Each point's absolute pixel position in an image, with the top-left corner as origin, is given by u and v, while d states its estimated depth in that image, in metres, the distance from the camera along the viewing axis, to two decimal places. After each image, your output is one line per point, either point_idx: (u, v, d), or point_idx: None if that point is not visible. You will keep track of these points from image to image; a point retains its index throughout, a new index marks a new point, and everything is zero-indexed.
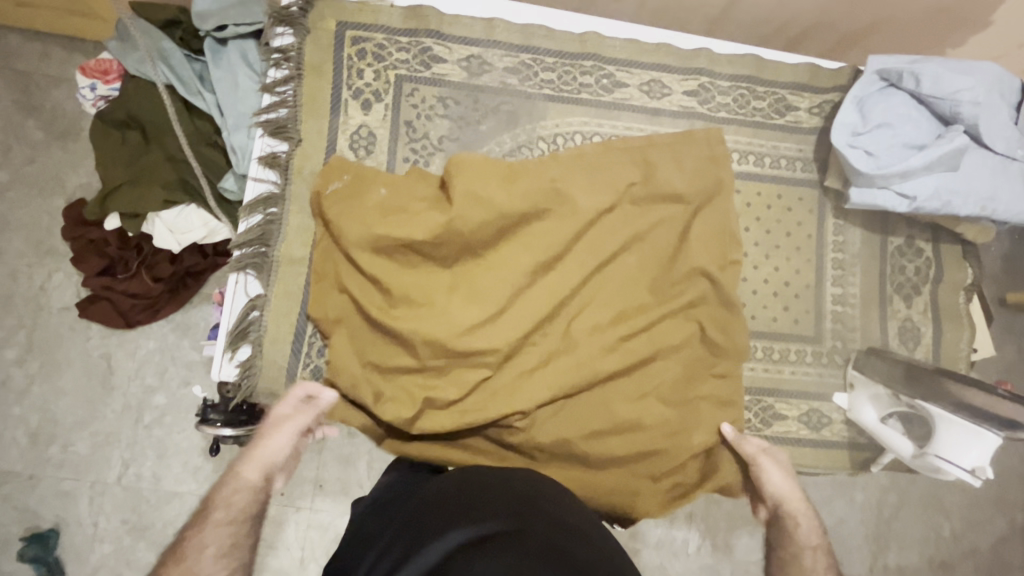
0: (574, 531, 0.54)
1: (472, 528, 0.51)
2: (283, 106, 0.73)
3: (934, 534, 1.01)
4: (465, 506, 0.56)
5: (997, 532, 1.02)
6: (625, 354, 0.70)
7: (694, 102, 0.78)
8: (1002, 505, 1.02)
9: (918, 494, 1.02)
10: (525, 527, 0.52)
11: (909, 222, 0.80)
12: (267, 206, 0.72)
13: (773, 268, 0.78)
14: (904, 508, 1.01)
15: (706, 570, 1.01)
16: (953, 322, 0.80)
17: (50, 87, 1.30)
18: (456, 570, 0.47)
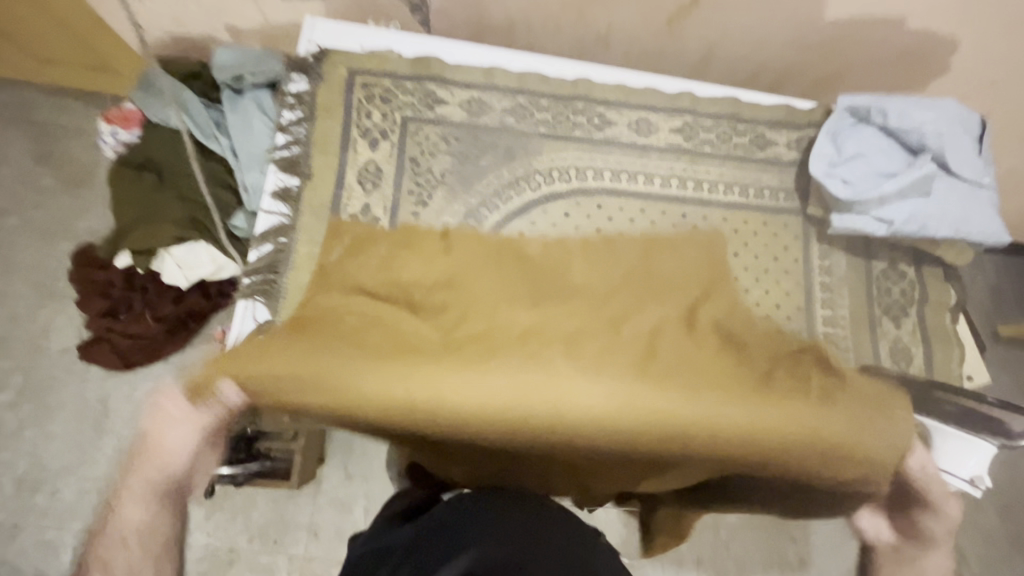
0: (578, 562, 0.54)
1: (473, 557, 0.52)
2: (295, 145, 0.79)
3: None
4: (465, 537, 0.56)
5: None
6: (632, 382, 0.70)
7: (680, 138, 0.84)
8: None
9: None
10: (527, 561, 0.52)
11: (891, 246, 0.83)
12: (276, 236, 0.76)
13: (764, 292, 0.81)
14: None
15: None
16: (943, 343, 0.82)
17: (68, 138, 1.37)
18: None
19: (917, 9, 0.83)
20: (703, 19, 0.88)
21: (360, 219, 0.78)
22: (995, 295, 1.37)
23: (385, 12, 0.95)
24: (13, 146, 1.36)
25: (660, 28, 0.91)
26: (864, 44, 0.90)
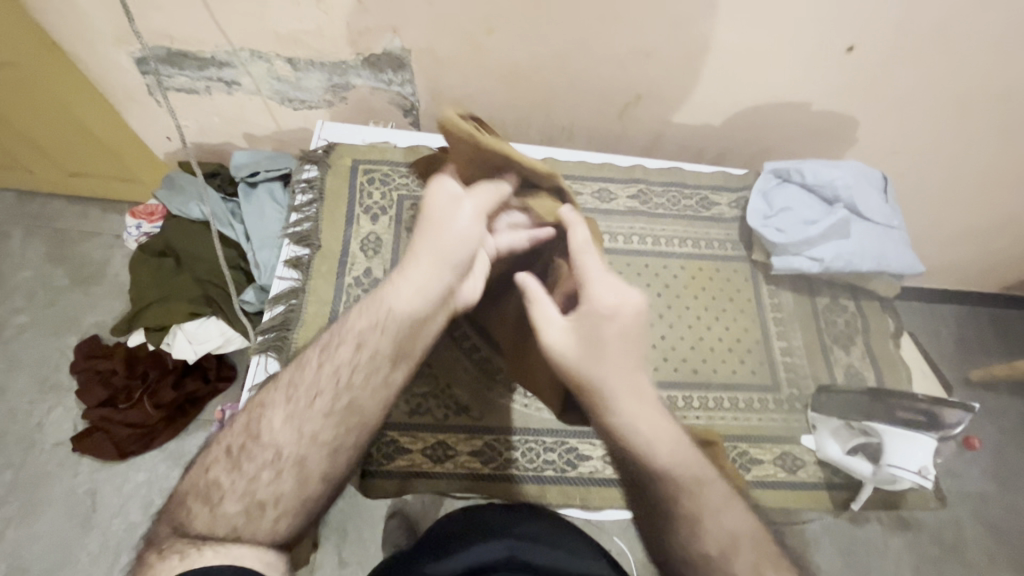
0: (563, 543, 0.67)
1: (481, 556, 0.63)
2: (307, 222, 0.92)
3: None
4: (483, 528, 0.69)
5: None
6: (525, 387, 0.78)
7: (637, 204, 0.96)
8: None
9: None
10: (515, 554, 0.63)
11: (830, 284, 0.95)
12: (287, 298, 0.86)
13: (725, 327, 0.90)
14: None
15: None
16: (888, 366, 0.91)
17: (84, 241, 1.53)
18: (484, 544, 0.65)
19: (819, 95, 1.02)
20: (646, 110, 1.07)
21: (363, 280, 0.88)
22: (937, 338, 1.53)
23: (383, 116, 1.12)
24: (33, 250, 1.52)
25: (612, 120, 1.09)
26: (782, 125, 1.09)
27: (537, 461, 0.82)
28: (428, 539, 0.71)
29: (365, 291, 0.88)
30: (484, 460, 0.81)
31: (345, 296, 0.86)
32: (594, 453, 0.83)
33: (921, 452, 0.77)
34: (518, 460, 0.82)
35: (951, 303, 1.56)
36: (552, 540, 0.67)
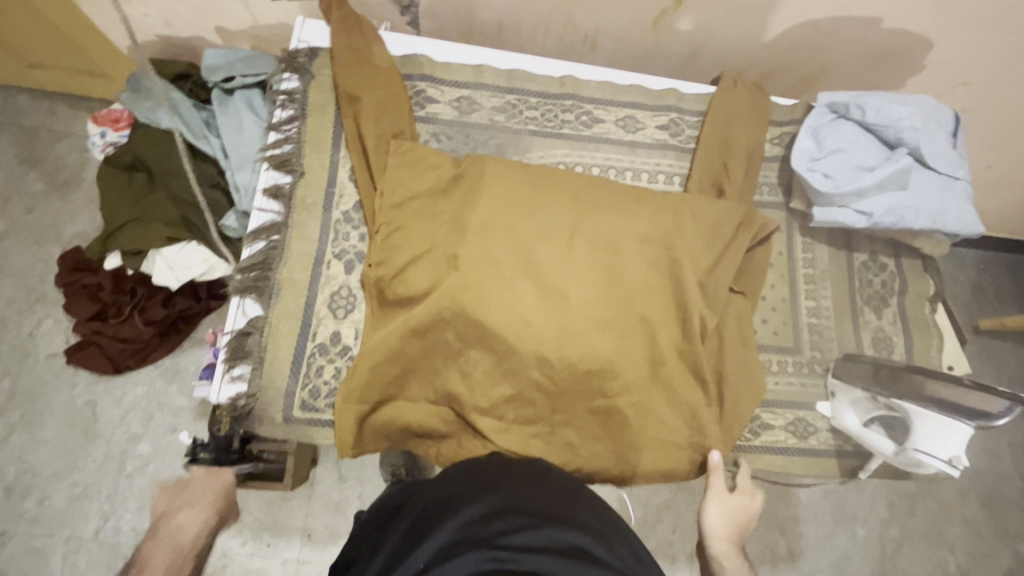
0: (567, 519, 0.59)
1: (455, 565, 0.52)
2: (287, 142, 0.80)
3: (877, 533, 1.16)
4: (472, 489, 0.63)
5: (932, 524, 1.18)
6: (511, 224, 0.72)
7: (666, 135, 0.87)
8: (945, 508, 1.19)
9: (871, 488, 1.18)
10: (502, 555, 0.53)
11: (871, 239, 0.87)
12: (269, 233, 0.77)
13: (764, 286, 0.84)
14: (851, 497, 1.17)
15: None
16: (922, 330, 0.84)
17: (54, 141, 1.39)
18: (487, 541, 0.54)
19: (895, 10, 0.85)
20: (686, 19, 0.90)
21: (329, 348, 0.75)
22: (979, 291, 1.36)
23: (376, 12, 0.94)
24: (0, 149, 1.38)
25: (645, 29, 0.92)
26: (842, 43, 0.92)
27: None
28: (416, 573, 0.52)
29: (355, 228, 0.78)
30: None
31: (332, 234, 0.77)
32: None
33: (949, 438, 0.69)
34: None
35: (998, 252, 1.39)
36: (553, 510, 0.60)
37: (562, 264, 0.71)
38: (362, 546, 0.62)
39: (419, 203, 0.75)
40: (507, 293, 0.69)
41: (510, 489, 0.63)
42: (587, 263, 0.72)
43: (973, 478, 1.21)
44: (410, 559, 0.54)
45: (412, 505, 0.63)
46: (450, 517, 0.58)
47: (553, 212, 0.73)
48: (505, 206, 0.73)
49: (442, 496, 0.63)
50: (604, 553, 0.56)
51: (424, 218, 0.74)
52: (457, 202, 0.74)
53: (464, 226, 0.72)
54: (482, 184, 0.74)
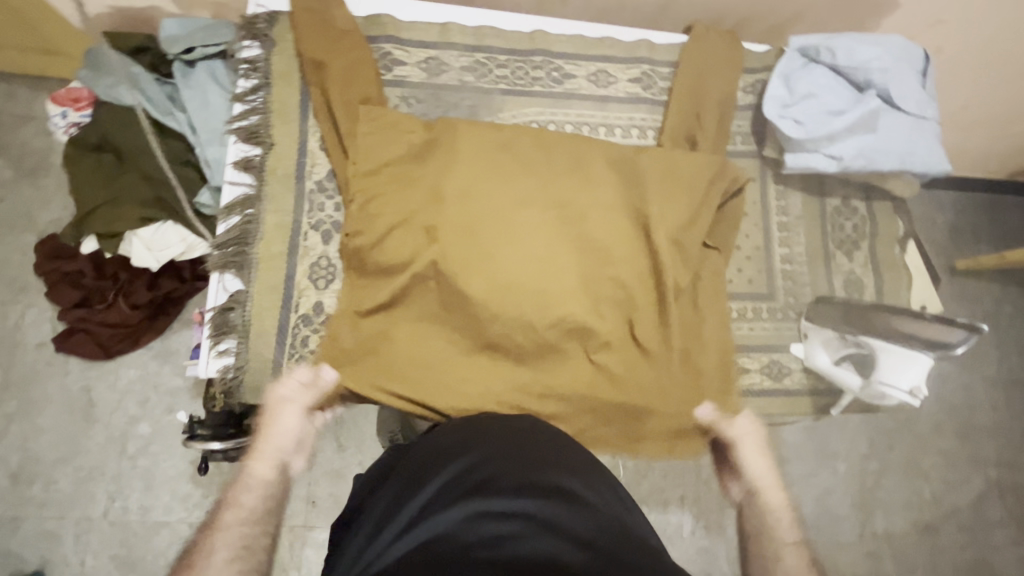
0: (551, 465, 0.62)
1: (446, 517, 0.54)
2: (254, 114, 0.79)
3: (855, 467, 1.22)
4: (457, 441, 0.64)
5: (906, 455, 1.24)
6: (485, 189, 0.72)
7: (638, 88, 0.86)
8: (918, 440, 1.25)
9: (849, 425, 1.23)
10: (491, 507, 0.55)
11: (844, 184, 0.88)
12: (242, 208, 0.76)
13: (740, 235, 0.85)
14: (831, 435, 1.23)
15: (702, 552, 1.11)
16: (891, 271, 0.87)
17: (17, 126, 1.35)
18: (474, 490, 0.57)
19: None
20: None
21: (312, 318, 0.76)
22: (954, 232, 1.39)
23: None
24: None
25: None
26: None
27: None
28: (411, 520, 0.55)
29: (330, 197, 0.78)
30: None
31: (307, 205, 0.77)
32: None
33: (912, 370, 0.74)
34: None
35: (974, 191, 1.41)
36: (535, 454, 0.63)
37: (537, 226, 0.72)
38: (361, 496, 0.66)
39: (389, 169, 0.75)
40: (486, 257, 0.70)
41: (494, 436, 0.65)
42: (561, 225, 0.73)
43: (945, 411, 1.26)
44: (403, 514, 0.56)
45: (403, 463, 0.65)
46: (440, 470, 0.61)
47: (526, 177, 0.74)
48: (479, 172, 0.73)
49: (433, 445, 0.65)
50: (586, 492, 0.59)
51: (398, 185, 0.74)
52: (431, 167, 0.74)
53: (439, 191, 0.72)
54: (456, 149, 0.74)
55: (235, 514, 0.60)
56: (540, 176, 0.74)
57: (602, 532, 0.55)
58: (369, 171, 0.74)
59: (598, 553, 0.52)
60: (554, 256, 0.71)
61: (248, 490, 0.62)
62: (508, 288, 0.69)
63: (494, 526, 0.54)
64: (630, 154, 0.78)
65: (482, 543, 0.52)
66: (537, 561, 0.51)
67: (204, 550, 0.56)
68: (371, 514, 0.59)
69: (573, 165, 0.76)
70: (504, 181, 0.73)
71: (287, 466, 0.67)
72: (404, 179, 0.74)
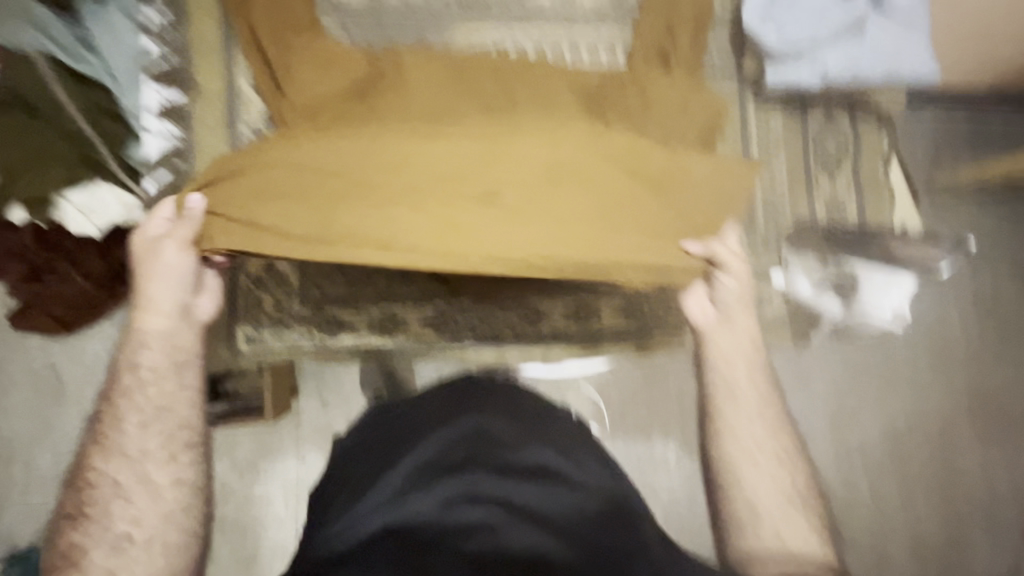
0: (539, 439, 0.59)
1: (417, 503, 0.50)
2: (172, 55, 0.72)
3: (833, 387, 1.25)
4: (434, 417, 0.61)
5: (883, 374, 1.26)
6: (435, 122, 0.67)
7: (601, 6, 0.80)
8: (894, 357, 1.27)
9: (829, 349, 1.24)
10: (468, 487, 0.52)
11: (825, 98, 0.82)
12: (171, 161, 0.70)
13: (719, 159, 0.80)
14: (811, 359, 1.24)
15: (688, 479, 1.12)
16: (874, 190, 0.83)
17: None
18: (451, 469, 0.53)
19: None
20: None
21: (265, 277, 0.75)
22: (935, 148, 1.35)
23: None
24: None
25: None
26: None
27: (494, 326, 0.78)
28: (386, 499, 0.52)
29: (266, 143, 0.72)
30: (436, 328, 0.76)
31: (242, 153, 0.71)
32: (555, 311, 0.79)
33: (891, 293, 0.77)
34: (474, 325, 0.77)
35: None
36: (520, 432, 0.59)
37: (492, 153, 0.64)
38: (332, 478, 0.62)
39: (325, 104, 0.67)
40: (434, 191, 0.62)
41: (474, 412, 0.61)
42: (519, 150, 0.64)
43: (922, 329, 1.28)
44: (375, 493, 0.53)
45: (376, 437, 0.62)
46: (415, 446, 0.57)
47: (479, 109, 0.68)
48: (428, 106, 0.68)
49: (412, 423, 0.62)
50: (574, 476, 0.55)
51: (336, 118, 0.66)
52: (375, 101, 0.67)
53: (384, 128, 0.66)
54: (402, 84, 0.68)
55: (138, 375, 0.66)
56: (496, 108, 0.69)
57: (592, 520, 0.51)
58: (304, 108, 0.67)
59: (581, 539, 0.49)
60: (512, 185, 0.63)
61: (147, 349, 0.67)
62: (462, 224, 0.62)
63: (469, 508, 0.50)
64: (595, 86, 0.73)
65: (459, 530, 0.48)
66: (517, 549, 0.46)
67: (116, 417, 0.66)
68: (343, 493, 0.56)
69: (531, 94, 0.71)
70: (457, 114, 0.68)
71: (190, 311, 0.68)
72: (341, 112, 0.66)
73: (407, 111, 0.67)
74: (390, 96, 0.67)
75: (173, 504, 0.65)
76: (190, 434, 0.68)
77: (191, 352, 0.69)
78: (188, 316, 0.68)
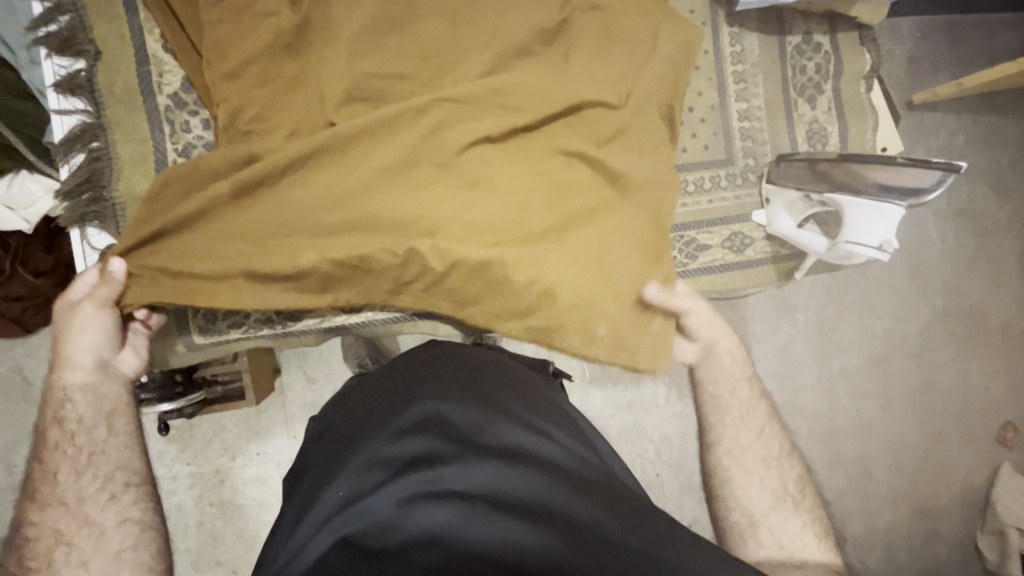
0: (507, 413, 0.56)
1: (376, 498, 0.47)
2: (63, 14, 0.61)
3: (818, 318, 1.24)
4: (393, 403, 0.57)
5: (866, 301, 1.26)
6: (375, 84, 0.62)
7: None
8: (877, 283, 1.26)
9: (810, 281, 1.24)
10: (428, 474, 0.48)
11: (803, 16, 0.76)
12: (85, 141, 0.62)
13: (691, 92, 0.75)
14: (794, 292, 1.23)
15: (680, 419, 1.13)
16: (857, 113, 0.78)
17: None
18: (410, 457, 0.50)
19: None
20: None
21: None
22: (914, 62, 1.30)
23: None
24: None
25: None
26: None
27: None
28: (337, 508, 0.47)
29: (193, 113, 0.65)
30: None
31: (167, 127, 0.64)
32: None
33: (883, 225, 0.68)
34: None
35: (937, 12, 1.29)
36: (485, 406, 0.56)
37: (440, 119, 0.61)
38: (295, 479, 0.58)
39: (247, 66, 0.60)
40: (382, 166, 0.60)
41: (436, 391, 0.57)
42: (468, 114, 0.61)
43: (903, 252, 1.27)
44: (331, 492, 0.49)
45: (338, 430, 0.58)
46: (371, 436, 0.53)
47: (422, 65, 0.63)
48: (365, 64, 0.61)
49: (363, 417, 0.57)
50: (539, 452, 0.52)
51: (265, 87, 0.60)
52: (307, 64, 0.61)
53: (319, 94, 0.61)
54: (331, 37, 0.61)
55: (66, 431, 0.56)
56: (440, 61, 0.63)
57: (563, 493, 0.48)
58: (224, 70, 0.59)
59: (552, 515, 0.46)
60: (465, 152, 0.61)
61: (71, 404, 0.57)
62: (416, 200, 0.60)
63: (430, 499, 0.46)
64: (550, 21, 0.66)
65: (420, 533, 0.44)
66: (481, 543, 0.43)
67: (45, 474, 0.55)
68: (304, 492, 0.53)
69: (478, 39, 0.64)
70: (398, 71, 0.62)
71: (112, 371, 0.60)
72: (271, 78, 0.61)
73: (341, 69, 0.60)
74: (321, 53, 0.61)
75: (121, 546, 0.53)
76: (131, 475, 0.57)
77: (119, 404, 0.60)
78: (110, 372, 0.60)
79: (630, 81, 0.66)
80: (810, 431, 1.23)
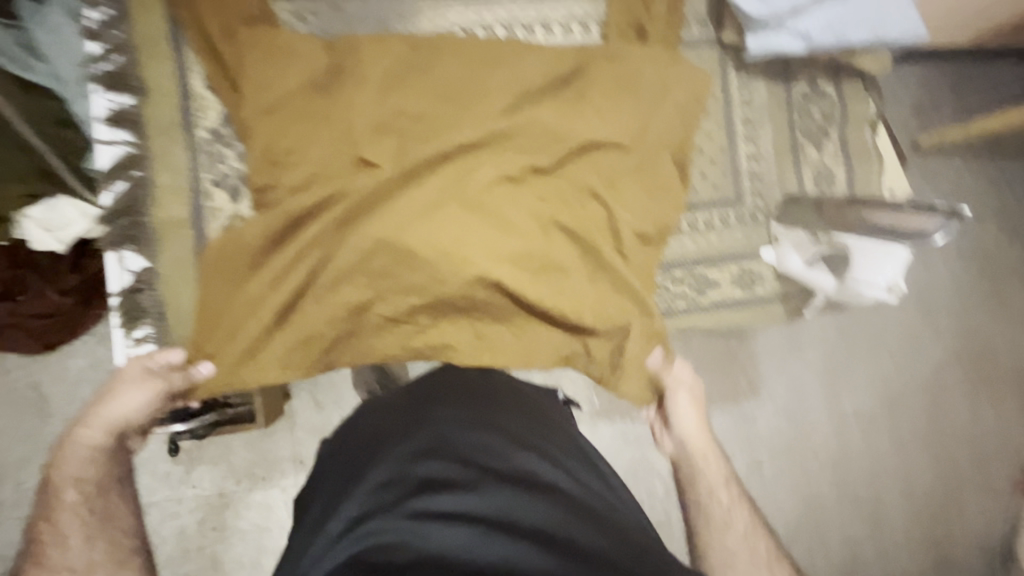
0: (516, 441, 0.56)
1: (385, 518, 0.47)
2: (116, 54, 0.66)
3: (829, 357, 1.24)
4: (403, 427, 0.58)
5: (877, 341, 1.26)
6: (403, 121, 0.65)
7: None
8: (888, 324, 1.26)
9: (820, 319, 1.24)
10: (438, 497, 0.49)
11: (810, 65, 0.80)
12: (127, 170, 0.66)
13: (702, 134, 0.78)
14: (805, 329, 1.23)
15: None
16: (862, 158, 0.81)
17: None
18: (420, 480, 0.50)
19: None
20: None
21: None
22: (921, 108, 1.33)
23: None
24: None
25: None
26: None
27: None
28: (347, 527, 0.47)
29: (229, 146, 0.68)
30: None
31: (203, 158, 0.68)
32: None
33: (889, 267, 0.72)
34: None
35: (942, 61, 1.33)
36: (493, 433, 0.57)
37: (463, 158, 0.65)
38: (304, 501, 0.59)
39: (284, 104, 0.64)
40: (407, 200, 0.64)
41: (445, 416, 0.58)
42: (489, 153, 0.66)
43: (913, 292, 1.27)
44: (341, 511, 0.49)
45: (348, 453, 0.59)
46: (382, 458, 0.54)
47: (447, 104, 0.66)
48: (394, 103, 0.65)
49: (373, 440, 0.58)
50: (546, 481, 0.52)
51: (298, 121, 0.64)
52: (338, 99, 0.64)
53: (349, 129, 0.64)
54: (362, 77, 0.65)
55: (80, 490, 0.59)
56: (463, 100, 0.67)
57: (569, 523, 0.48)
58: (262, 107, 0.64)
59: (559, 543, 0.46)
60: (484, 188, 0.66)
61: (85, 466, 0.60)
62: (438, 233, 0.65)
63: (439, 520, 0.47)
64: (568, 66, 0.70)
65: (429, 555, 0.44)
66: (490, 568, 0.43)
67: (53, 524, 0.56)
68: (315, 512, 0.54)
69: (499, 81, 0.68)
70: (423, 109, 0.66)
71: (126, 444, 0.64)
72: (304, 112, 0.64)
73: (372, 108, 0.65)
74: (352, 92, 0.64)
75: None
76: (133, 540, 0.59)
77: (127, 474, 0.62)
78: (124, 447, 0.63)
79: (642, 124, 0.69)
80: (819, 472, 1.22)
